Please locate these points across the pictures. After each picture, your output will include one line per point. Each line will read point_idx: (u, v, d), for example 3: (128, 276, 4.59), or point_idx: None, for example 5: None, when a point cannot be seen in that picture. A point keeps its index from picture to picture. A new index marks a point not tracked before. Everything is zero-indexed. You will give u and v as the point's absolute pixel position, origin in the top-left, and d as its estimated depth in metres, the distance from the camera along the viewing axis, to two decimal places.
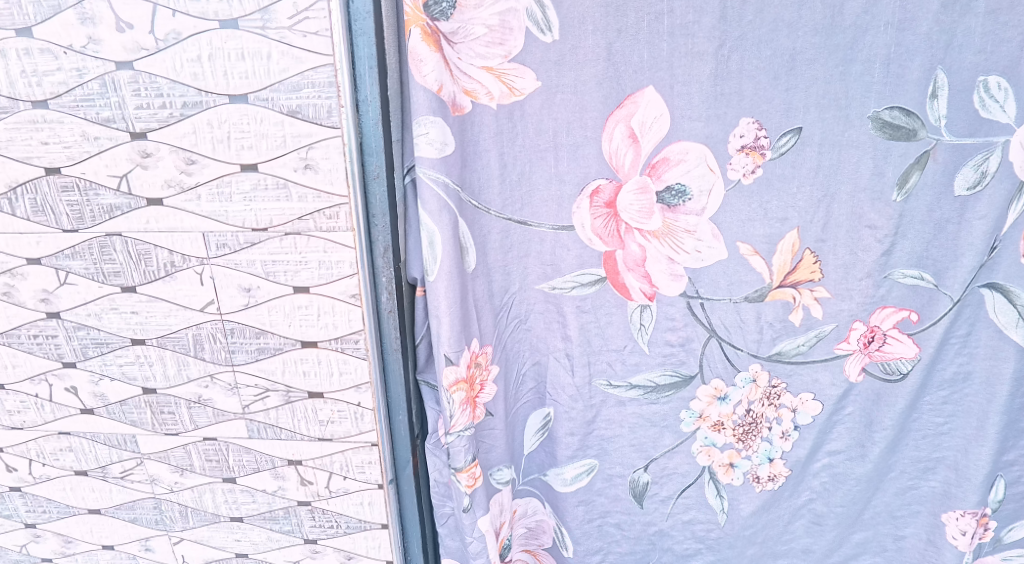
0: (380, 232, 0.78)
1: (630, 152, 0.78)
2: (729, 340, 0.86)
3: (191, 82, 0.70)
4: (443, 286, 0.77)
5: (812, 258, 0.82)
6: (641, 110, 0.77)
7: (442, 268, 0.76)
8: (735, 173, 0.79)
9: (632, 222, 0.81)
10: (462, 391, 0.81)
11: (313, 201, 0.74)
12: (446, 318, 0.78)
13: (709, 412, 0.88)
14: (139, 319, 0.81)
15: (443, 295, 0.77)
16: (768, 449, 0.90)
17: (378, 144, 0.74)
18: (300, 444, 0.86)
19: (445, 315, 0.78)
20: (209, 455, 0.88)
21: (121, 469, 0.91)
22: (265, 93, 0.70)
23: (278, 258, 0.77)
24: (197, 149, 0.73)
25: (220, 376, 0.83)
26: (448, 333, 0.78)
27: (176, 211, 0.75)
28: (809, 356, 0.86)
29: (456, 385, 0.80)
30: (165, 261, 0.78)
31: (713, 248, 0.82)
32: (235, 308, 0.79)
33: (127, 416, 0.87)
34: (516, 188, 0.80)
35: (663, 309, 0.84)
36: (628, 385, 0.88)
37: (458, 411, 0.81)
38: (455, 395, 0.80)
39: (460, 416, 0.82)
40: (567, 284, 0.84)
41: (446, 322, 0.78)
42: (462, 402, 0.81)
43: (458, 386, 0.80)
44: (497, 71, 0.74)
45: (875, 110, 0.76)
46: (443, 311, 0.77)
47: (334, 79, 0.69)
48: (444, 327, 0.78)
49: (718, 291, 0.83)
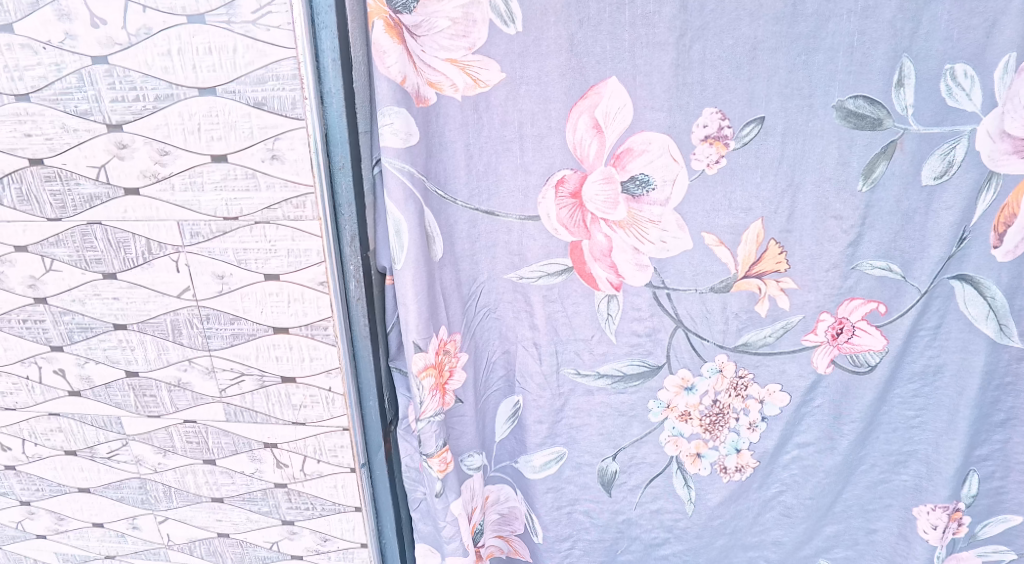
0: (347, 221, 0.80)
1: (594, 142, 0.79)
2: (695, 330, 0.87)
3: (162, 75, 0.73)
4: (409, 274, 0.78)
5: (778, 248, 0.82)
6: (605, 101, 0.77)
7: (408, 256, 0.78)
8: (700, 163, 0.79)
9: (598, 212, 0.82)
10: (431, 376, 0.83)
11: (281, 190, 0.76)
12: (414, 307, 0.80)
13: (677, 402, 0.90)
14: (120, 305, 0.84)
15: (410, 283, 0.79)
16: (735, 439, 0.90)
17: (343, 135, 0.76)
18: (275, 427, 0.89)
19: (412, 303, 0.79)
20: (189, 437, 0.92)
21: (108, 450, 0.95)
22: (232, 85, 0.72)
23: (249, 246, 0.79)
24: (170, 140, 0.75)
25: (197, 360, 0.86)
26: (415, 321, 0.80)
27: (152, 201, 0.78)
28: (776, 347, 0.86)
29: (425, 370, 0.82)
30: (143, 248, 0.81)
31: (679, 238, 0.82)
32: (210, 295, 0.82)
33: (112, 398, 0.91)
34: (482, 178, 0.81)
35: (630, 299, 0.86)
36: (595, 374, 0.89)
37: (428, 397, 0.83)
38: (425, 381, 0.82)
39: (430, 403, 0.84)
40: (534, 274, 0.85)
41: (413, 310, 0.80)
42: (433, 388, 0.83)
43: (426, 372, 0.82)
44: (461, 63, 0.76)
45: (840, 99, 0.75)
46: (410, 299, 0.79)
47: (297, 72, 0.71)
48: (411, 314, 0.80)
49: (683, 281, 0.84)
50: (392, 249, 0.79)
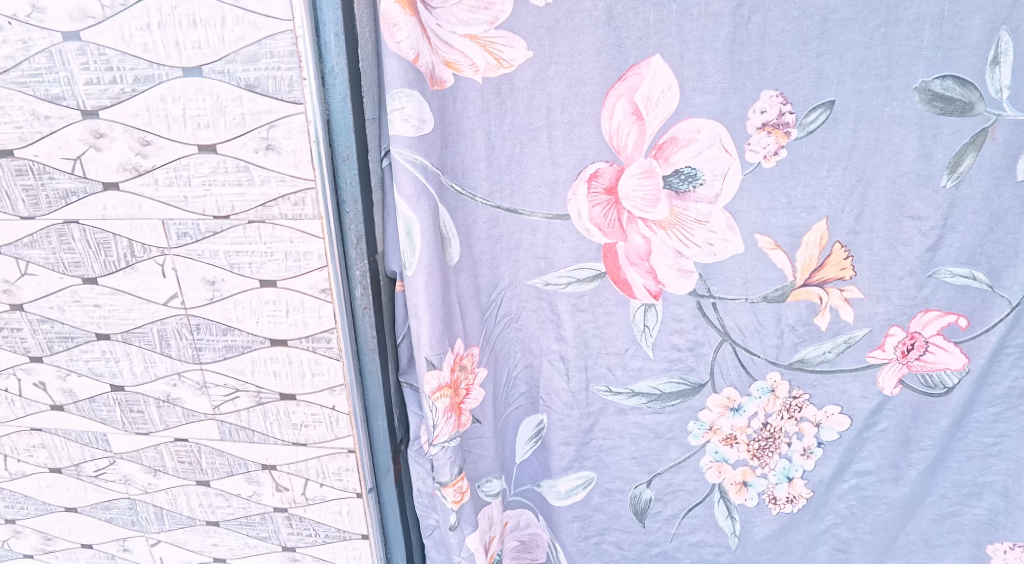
0: (352, 220, 0.71)
1: (633, 130, 0.69)
2: (745, 344, 0.77)
3: (141, 53, 0.64)
4: (421, 282, 0.69)
5: (843, 253, 0.71)
6: (646, 83, 0.67)
7: (420, 261, 0.69)
8: (755, 154, 0.69)
9: (636, 210, 0.72)
10: (446, 397, 0.74)
11: (276, 185, 0.67)
12: (426, 318, 0.70)
13: (720, 424, 0.80)
14: (102, 312, 0.76)
15: (423, 292, 0.70)
16: (786, 466, 0.81)
17: (347, 122, 0.67)
18: (274, 447, 0.80)
19: (425, 314, 0.70)
20: (181, 456, 0.84)
21: (95, 468, 0.87)
22: (220, 65, 0.63)
23: (242, 248, 0.70)
24: (151, 128, 0.66)
25: (188, 374, 0.78)
26: (428, 335, 0.71)
27: (133, 197, 0.69)
28: (836, 365, 0.76)
29: (439, 391, 0.74)
30: (125, 250, 0.72)
31: (728, 240, 0.72)
32: (200, 303, 0.73)
33: (97, 414, 0.83)
34: (505, 171, 0.72)
35: (670, 308, 0.76)
36: (629, 393, 0.80)
37: (442, 420, 0.74)
38: (438, 403, 0.74)
39: (445, 426, 0.75)
40: (562, 280, 0.76)
41: (426, 322, 0.70)
42: (448, 410, 0.75)
43: (441, 393, 0.73)
44: (482, 39, 0.66)
45: (924, 79, 0.64)
46: (423, 309, 0.70)
47: (295, 48, 0.62)
48: (424, 327, 0.71)
49: (732, 289, 0.74)
50: (403, 252, 0.70)
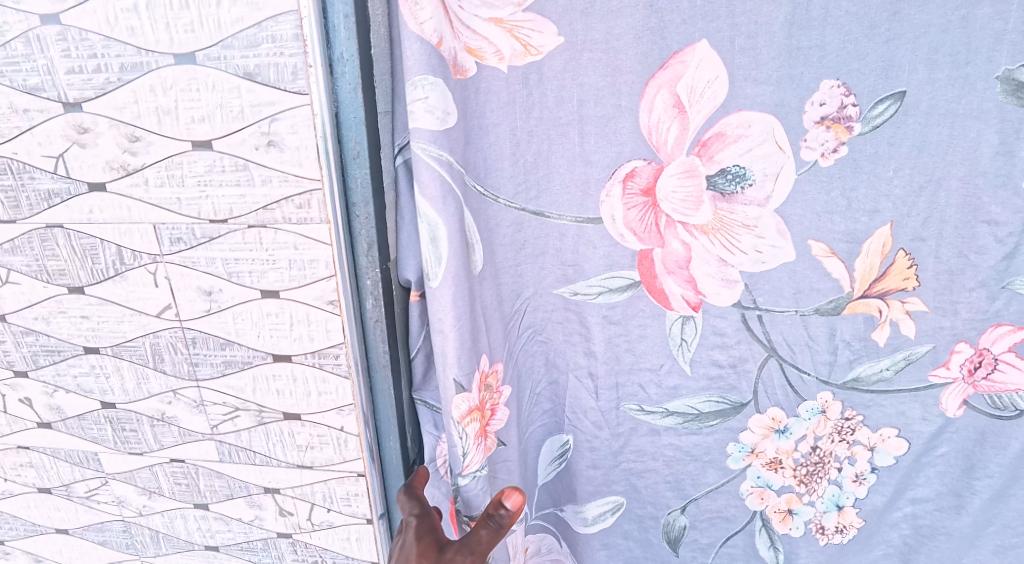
0: (362, 225, 0.63)
1: (674, 125, 0.63)
2: (793, 360, 0.70)
3: (128, 38, 0.57)
4: (447, 294, 0.63)
5: (907, 261, 0.65)
6: (691, 72, 0.61)
7: (446, 270, 0.62)
8: (812, 152, 0.63)
9: (675, 214, 0.65)
10: (476, 421, 0.68)
11: (278, 185, 0.60)
12: (453, 335, 0.64)
13: (764, 447, 0.74)
14: (90, 324, 0.70)
15: (448, 304, 0.63)
16: (836, 494, 0.74)
17: (358, 115, 0.60)
18: (277, 470, 0.74)
19: (451, 330, 0.64)
20: (177, 477, 0.77)
21: (86, 489, 0.81)
22: (215, 51, 0.56)
23: (241, 255, 0.63)
24: (140, 122, 0.60)
25: (183, 392, 0.71)
26: (455, 353, 0.64)
27: (122, 199, 0.63)
28: (893, 384, 0.69)
29: (469, 415, 0.67)
30: (113, 257, 0.66)
31: (778, 247, 0.66)
32: (196, 315, 0.67)
33: (87, 432, 0.77)
34: (532, 171, 0.66)
35: (710, 320, 0.70)
36: (663, 412, 0.74)
37: (472, 447, 0.68)
38: (469, 429, 0.68)
39: (475, 455, 0.68)
40: (592, 290, 0.70)
41: (452, 339, 0.64)
42: (478, 436, 0.69)
43: (470, 417, 0.68)
44: (508, 23, 0.60)
45: (1008, 67, 0.58)
46: (448, 325, 0.63)
47: (300, 31, 0.55)
48: (450, 345, 0.64)
49: (781, 301, 0.68)
50: (425, 261, 0.63)
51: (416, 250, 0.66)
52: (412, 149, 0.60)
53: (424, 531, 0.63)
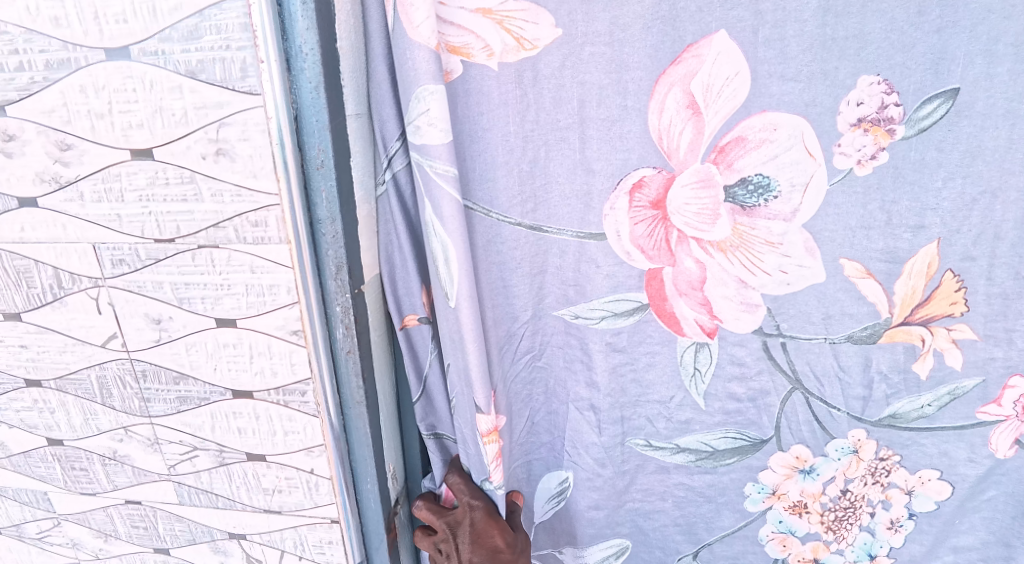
0: (329, 244, 0.55)
1: (688, 127, 0.54)
2: (821, 394, 0.63)
3: (52, 30, 0.49)
4: (466, 315, 0.55)
5: (955, 284, 0.58)
6: (708, 67, 0.53)
7: (461, 292, 0.55)
8: (847, 159, 0.54)
9: (688, 228, 0.57)
10: (497, 442, 0.61)
11: (231, 200, 0.52)
12: (475, 355, 0.57)
13: (787, 489, 0.66)
14: (30, 354, 0.62)
15: (468, 327, 0.56)
16: (868, 541, 0.68)
17: (321, 120, 0.51)
18: (242, 515, 0.66)
19: (474, 352, 0.57)
20: (135, 520, 0.70)
21: (37, 530, 0.74)
22: (153, 44, 0.48)
23: (192, 280, 0.56)
24: (71, 128, 0.52)
25: (136, 429, 0.64)
26: (478, 376, 0.58)
27: (56, 216, 0.55)
28: (936, 421, 0.62)
29: (490, 434, 0.60)
30: (50, 280, 0.58)
31: (805, 267, 0.58)
32: (145, 345, 0.59)
33: (34, 471, 0.69)
34: (528, 182, 0.58)
35: (727, 348, 0.62)
36: (673, 448, 0.67)
37: (492, 466, 0.61)
38: (489, 448, 0.60)
39: (496, 473, 0.61)
40: (595, 314, 0.62)
41: (475, 361, 0.57)
42: (498, 457, 0.61)
43: (491, 437, 0.60)
44: (497, 14, 0.52)
45: None
46: (471, 347, 0.56)
47: (248, 20, 0.47)
48: (474, 366, 0.57)
49: (808, 326, 0.60)
50: (438, 280, 0.56)
51: (413, 272, 0.62)
52: (414, 161, 0.53)
53: (494, 512, 0.63)
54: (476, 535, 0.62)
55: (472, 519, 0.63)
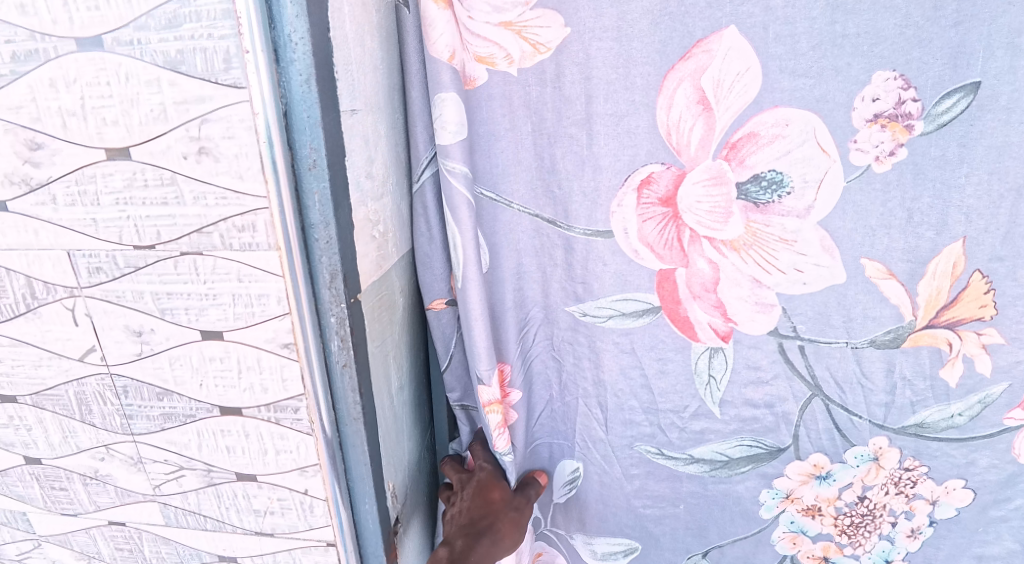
0: (323, 251, 0.50)
1: (698, 123, 0.50)
2: (842, 401, 0.58)
3: (17, 19, 0.45)
4: (472, 294, 0.54)
5: (983, 285, 0.53)
6: (718, 62, 0.49)
7: (467, 273, 0.53)
8: (864, 155, 0.50)
9: (699, 227, 0.53)
10: (498, 412, 0.59)
11: (215, 204, 0.48)
12: (481, 327, 0.55)
13: (801, 494, 0.62)
14: (4, 368, 0.58)
15: (473, 305, 0.54)
16: (886, 548, 0.64)
17: (312, 114, 0.47)
18: (232, 537, 0.62)
19: (479, 325, 0.55)
20: (119, 543, 0.66)
21: (17, 551, 0.70)
22: (127, 33, 0.44)
23: (174, 290, 0.51)
24: (40, 125, 0.47)
25: (117, 447, 0.60)
26: (484, 347, 0.56)
27: (26, 221, 0.51)
28: (968, 432, 0.58)
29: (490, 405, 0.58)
30: (23, 290, 0.54)
31: (823, 267, 0.54)
32: (126, 359, 0.55)
33: (12, 491, 0.65)
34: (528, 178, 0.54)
35: (744, 352, 0.58)
36: (687, 459, 0.62)
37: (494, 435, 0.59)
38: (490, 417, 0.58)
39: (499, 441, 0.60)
40: (602, 313, 0.58)
41: (479, 331, 0.55)
42: (502, 426, 0.59)
43: (491, 408, 0.58)
44: (516, 25, 0.49)
45: None
46: (477, 323, 0.55)
47: (232, 7, 0.43)
48: (479, 337, 0.56)
49: (829, 331, 0.56)
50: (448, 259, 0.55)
51: (440, 257, 0.64)
52: None
53: (497, 475, 0.61)
54: (478, 487, 0.60)
55: (476, 475, 0.61)
